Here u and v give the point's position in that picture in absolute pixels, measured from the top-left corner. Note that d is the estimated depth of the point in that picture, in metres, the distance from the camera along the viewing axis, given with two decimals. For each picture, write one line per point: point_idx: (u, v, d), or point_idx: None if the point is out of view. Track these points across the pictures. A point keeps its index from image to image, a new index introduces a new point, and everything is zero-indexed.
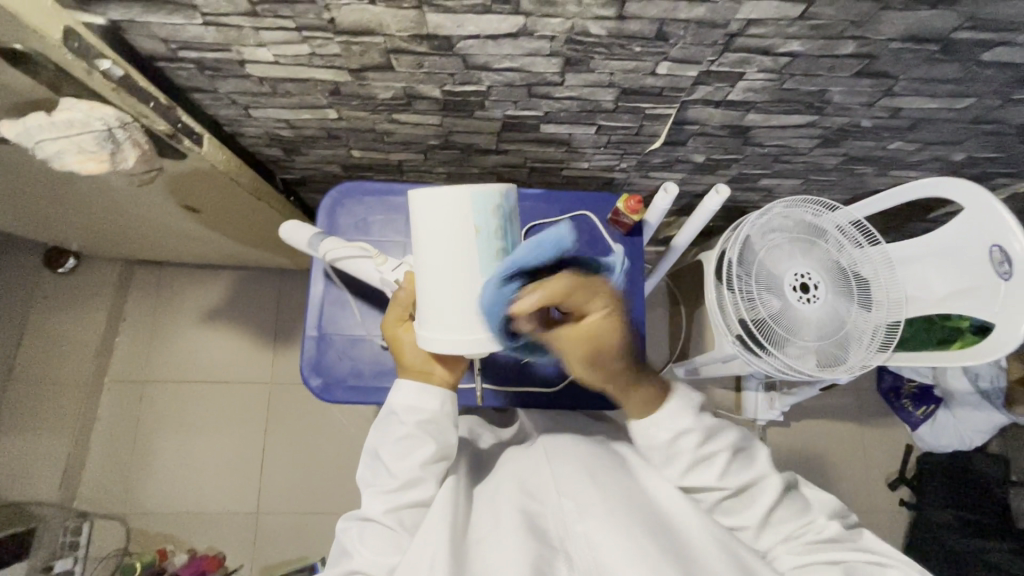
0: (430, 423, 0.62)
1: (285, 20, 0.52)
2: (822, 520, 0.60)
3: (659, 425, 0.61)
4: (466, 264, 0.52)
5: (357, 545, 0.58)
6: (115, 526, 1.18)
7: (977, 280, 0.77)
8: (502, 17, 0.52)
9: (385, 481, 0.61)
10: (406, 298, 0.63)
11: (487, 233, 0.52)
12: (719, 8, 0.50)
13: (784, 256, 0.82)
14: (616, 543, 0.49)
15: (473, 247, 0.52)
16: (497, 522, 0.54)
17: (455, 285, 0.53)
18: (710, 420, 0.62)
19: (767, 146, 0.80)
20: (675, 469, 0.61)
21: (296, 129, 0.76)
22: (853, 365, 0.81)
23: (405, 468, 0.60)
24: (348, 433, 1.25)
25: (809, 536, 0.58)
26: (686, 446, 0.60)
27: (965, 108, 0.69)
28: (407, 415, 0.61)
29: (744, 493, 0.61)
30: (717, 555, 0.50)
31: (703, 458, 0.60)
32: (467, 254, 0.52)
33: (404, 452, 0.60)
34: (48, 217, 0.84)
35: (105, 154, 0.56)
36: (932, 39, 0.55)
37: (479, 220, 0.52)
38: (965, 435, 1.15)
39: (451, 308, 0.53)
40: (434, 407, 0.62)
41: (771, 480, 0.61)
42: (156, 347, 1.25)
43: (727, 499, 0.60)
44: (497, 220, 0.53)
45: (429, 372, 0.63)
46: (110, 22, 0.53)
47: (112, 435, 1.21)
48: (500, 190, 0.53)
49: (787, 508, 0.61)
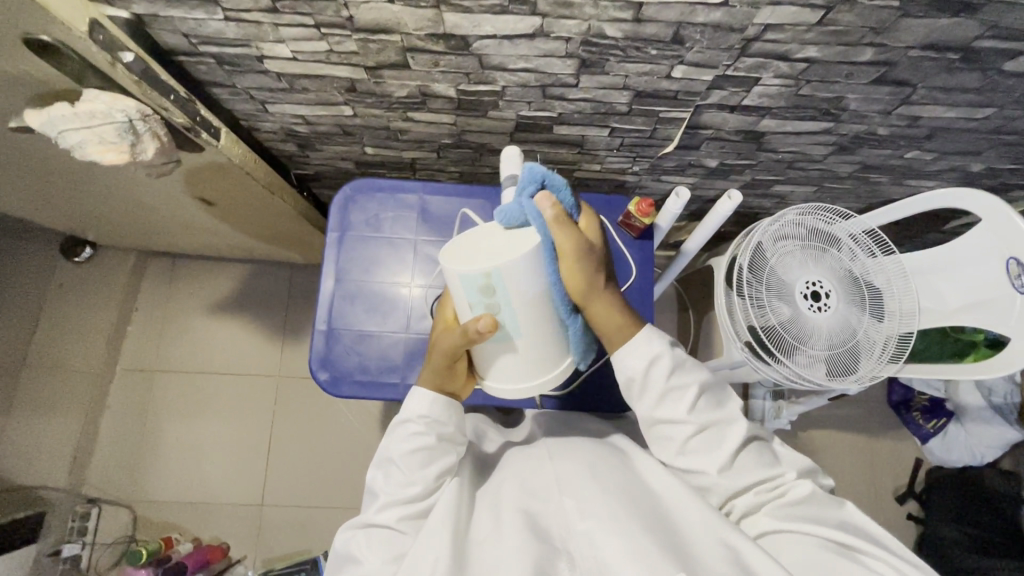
0: (450, 434, 0.61)
1: (305, 17, 0.53)
2: (791, 476, 0.59)
3: (635, 353, 0.59)
4: (537, 324, 0.59)
5: (364, 552, 0.56)
6: (123, 514, 1.19)
7: (992, 293, 0.76)
8: (519, 18, 0.52)
9: (398, 488, 0.59)
10: (472, 338, 0.56)
11: (478, 310, 0.56)
12: (737, 13, 0.50)
13: (795, 264, 0.81)
14: (619, 537, 0.49)
15: (531, 309, 0.57)
16: (498, 522, 0.54)
17: (532, 339, 0.59)
18: (680, 354, 0.60)
19: (781, 152, 0.79)
20: (647, 398, 0.59)
21: (312, 126, 0.77)
22: (863, 376, 0.80)
23: (423, 478, 0.59)
24: (354, 430, 1.25)
25: (778, 495, 0.57)
26: (656, 378, 0.59)
27: (984, 118, 0.68)
28: (426, 425, 0.60)
29: (710, 434, 0.59)
30: (715, 550, 0.50)
31: (673, 391, 0.59)
32: (541, 310, 0.58)
33: (421, 462, 0.59)
34: (68, 206, 0.86)
35: (125, 145, 0.57)
36: (952, 48, 0.55)
37: (473, 298, 0.56)
38: (976, 450, 1.13)
39: (529, 364, 0.61)
40: (455, 424, 0.62)
41: (737, 424, 0.60)
42: (169, 336, 1.27)
43: (693, 440, 0.58)
44: (487, 297, 0.55)
45: (457, 393, 0.63)
46: (134, 16, 0.54)
47: (120, 423, 1.23)
48: (486, 273, 0.54)
49: (756, 455, 0.59)
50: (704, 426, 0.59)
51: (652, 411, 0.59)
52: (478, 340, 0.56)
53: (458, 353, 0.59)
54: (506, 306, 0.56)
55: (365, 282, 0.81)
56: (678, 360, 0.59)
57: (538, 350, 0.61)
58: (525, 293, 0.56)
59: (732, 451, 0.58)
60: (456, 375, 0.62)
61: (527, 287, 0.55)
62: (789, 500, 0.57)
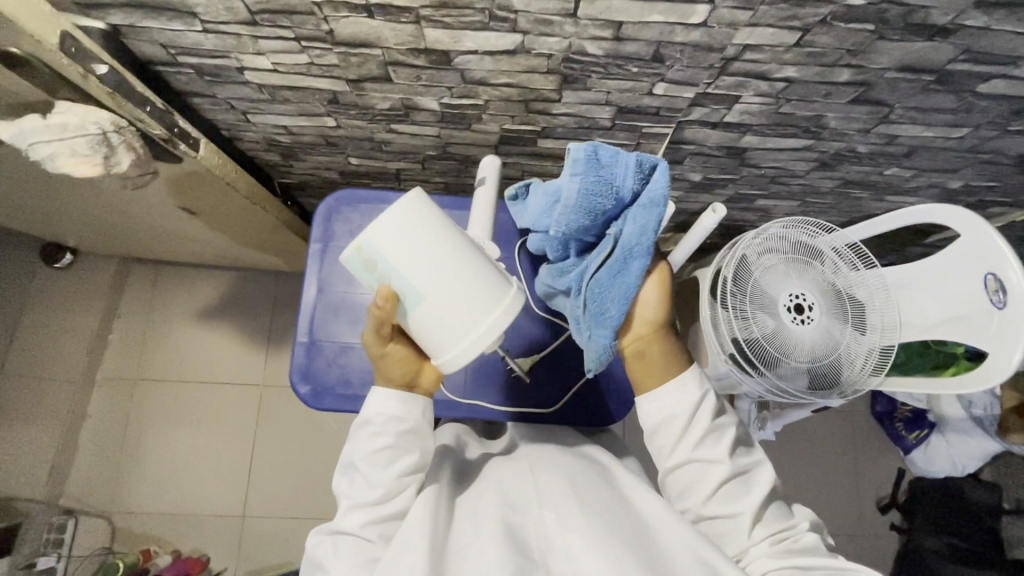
0: (415, 431, 0.60)
1: (283, 30, 0.53)
2: (804, 524, 0.58)
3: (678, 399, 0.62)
4: (432, 268, 0.53)
5: (331, 560, 0.55)
6: (100, 526, 1.16)
7: (969, 307, 0.77)
8: (500, 34, 0.52)
9: (364, 491, 0.58)
10: (382, 317, 0.56)
11: (374, 286, 0.55)
12: (715, 33, 0.50)
13: (779, 278, 0.81)
14: (598, 556, 0.48)
15: (423, 267, 0.53)
16: (478, 531, 0.53)
17: (443, 286, 0.53)
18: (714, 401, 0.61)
19: (764, 167, 0.80)
20: (687, 442, 0.59)
21: (294, 136, 0.76)
22: (846, 388, 0.82)
23: (383, 478, 0.58)
24: (339, 439, 1.24)
25: (788, 542, 0.56)
26: (702, 417, 0.60)
27: (961, 137, 0.69)
28: (385, 424, 0.59)
29: (738, 480, 0.59)
30: (691, 564, 0.49)
31: (710, 433, 0.60)
32: (432, 251, 0.53)
33: (384, 462, 0.58)
34: (45, 213, 0.84)
35: (99, 158, 0.56)
36: (928, 70, 0.55)
37: (367, 279, 0.55)
38: (958, 460, 1.14)
39: (456, 319, 0.54)
40: (417, 414, 0.60)
41: (764, 467, 0.61)
42: (150, 345, 1.25)
43: (728, 481, 0.59)
44: (375, 272, 0.53)
45: (412, 382, 0.61)
46: (110, 26, 0.53)
47: (98, 434, 1.20)
48: (356, 249, 0.52)
49: (775, 509, 0.59)
50: (739, 469, 0.59)
51: (693, 450, 0.59)
52: (389, 315, 0.56)
53: (385, 336, 0.60)
54: (397, 268, 0.53)
55: (348, 294, 0.80)
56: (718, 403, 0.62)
57: (457, 306, 0.54)
58: (404, 245, 0.52)
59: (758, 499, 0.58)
60: (401, 361, 0.61)
61: (404, 239, 0.52)
62: (800, 547, 0.55)
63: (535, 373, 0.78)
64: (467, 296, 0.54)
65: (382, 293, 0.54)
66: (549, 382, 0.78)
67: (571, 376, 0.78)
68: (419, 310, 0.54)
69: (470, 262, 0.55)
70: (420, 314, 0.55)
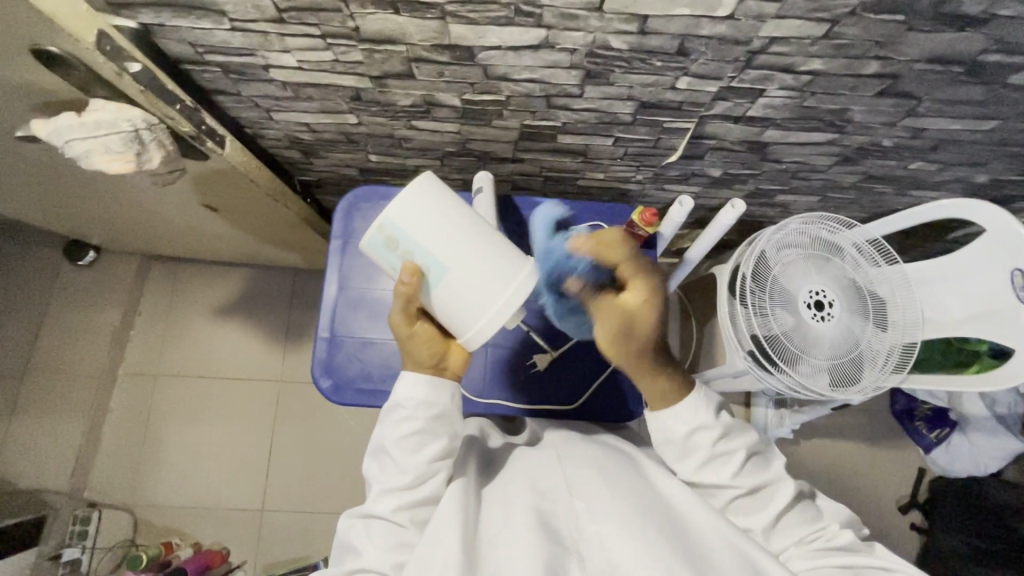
0: (448, 419, 0.61)
1: (310, 28, 0.53)
2: (835, 526, 0.57)
3: (682, 417, 0.61)
4: (452, 242, 0.56)
5: (363, 542, 0.56)
6: (123, 518, 1.19)
7: (997, 303, 0.76)
8: (524, 30, 0.52)
9: (394, 477, 0.59)
10: (408, 294, 0.57)
11: (396, 263, 0.57)
12: (742, 26, 0.50)
13: (799, 273, 0.81)
14: (630, 539, 0.49)
15: (445, 241, 0.56)
16: (508, 518, 0.53)
17: (466, 255, 0.56)
18: (727, 419, 0.62)
19: (785, 162, 0.79)
20: (688, 465, 0.61)
21: (316, 133, 0.77)
22: (866, 386, 0.79)
23: (415, 464, 0.58)
24: (356, 435, 1.25)
25: (821, 540, 0.56)
26: (702, 442, 0.60)
27: (989, 130, 0.68)
28: (416, 408, 0.59)
29: (759, 494, 0.60)
30: (725, 552, 0.50)
31: (719, 455, 0.60)
32: (451, 227, 0.56)
33: (413, 448, 0.59)
34: (72, 211, 0.86)
35: (131, 155, 0.57)
36: (957, 62, 0.55)
37: (389, 258, 0.57)
38: (980, 461, 1.13)
39: (477, 291, 0.56)
40: (446, 399, 0.61)
41: (783, 482, 0.60)
42: (170, 341, 1.26)
43: (742, 497, 0.59)
44: (397, 250, 0.56)
45: (440, 365, 0.62)
46: (141, 25, 0.54)
47: (121, 427, 1.22)
48: (379, 227, 0.55)
49: (801, 513, 0.59)
50: (751, 487, 0.59)
51: (695, 473, 0.61)
52: (415, 293, 0.57)
53: (412, 316, 0.60)
54: (418, 244, 0.55)
55: (368, 289, 0.81)
56: (725, 428, 0.61)
57: (477, 278, 0.56)
58: (425, 221, 0.55)
59: (779, 509, 0.58)
60: (428, 343, 0.61)
61: (424, 216, 0.55)
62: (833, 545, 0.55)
63: (556, 369, 0.78)
64: (488, 263, 0.57)
65: (407, 270, 0.56)
66: (569, 380, 0.78)
67: (594, 374, 0.78)
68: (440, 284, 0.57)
69: (485, 228, 0.58)
70: (442, 289, 0.57)
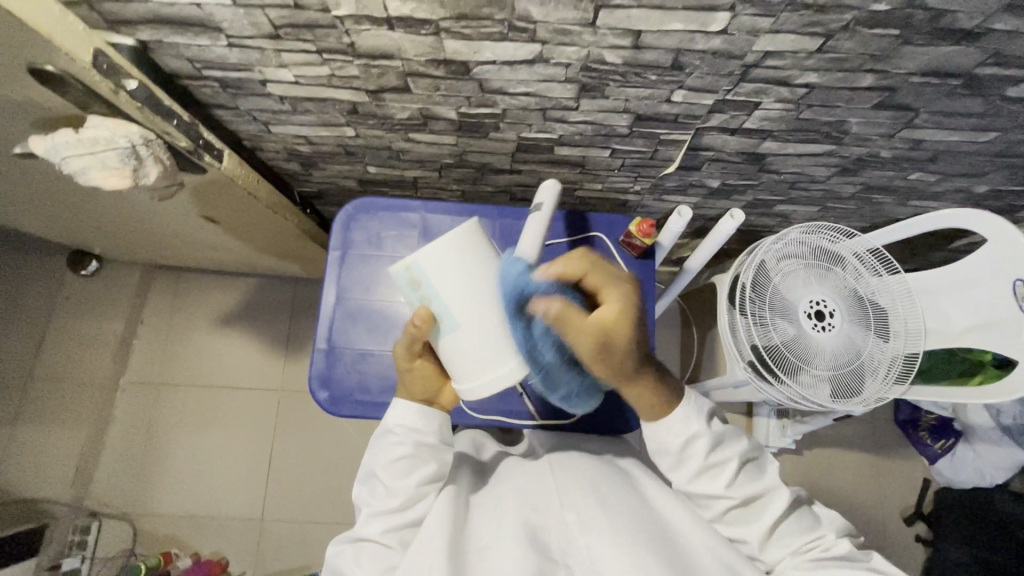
0: (434, 444, 0.60)
1: (306, 44, 0.54)
2: (831, 535, 0.55)
3: (670, 429, 0.56)
4: (472, 303, 0.54)
5: (352, 568, 0.55)
6: (122, 528, 1.19)
7: (998, 315, 0.75)
8: (519, 45, 0.52)
9: (383, 501, 0.58)
10: (415, 334, 0.56)
11: (413, 302, 0.56)
12: (736, 40, 0.50)
13: (799, 284, 0.80)
14: (621, 553, 0.49)
15: (467, 301, 0.54)
16: (500, 532, 0.53)
17: (480, 319, 0.54)
18: (718, 427, 0.57)
19: (784, 173, 0.79)
20: (681, 474, 0.57)
21: (314, 145, 0.77)
22: (868, 398, 0.79)
23: (404, 489, 0.57)
24: (356, 444, 1.25)
25: (816, 551, 0.54)
26: (693, 454, 0.56)
27: (988, 142, 0.68)
28: (405, 434, 0.59)
29: (749, 505, 0.56)
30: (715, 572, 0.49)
31: (710, 466, 0.56)
32: (476, 286, 0.54)
33: (402, 471, 0.58)
34: (73, 223, 0.87)
35: (128, 170, 0.57)
36: (954, 74, 0.54)
37: (408, 294, 0.56)
38: (985, 471, 1.11)
39: (483, 352, 0.55)
40: (434, 428, 0.60)
41: (778, 493, 0.57)
42: (172, 349, 1.27)
43: (734, 509, 0.56)
44: (419, 291, 0.54)
45: (431, 399, 0.62)
46: (138, 42, 0.54)
47: (122, 436, 1.23)
48: (405, 267, 0.53)
49: (795, 522, 0.56)
50: (743, 497, 0.56)
51: (688, 483, 0.57)
52: (422, 335, 0.56)
53: (414, 353, 0.60)
54: (439, 295, 0.54)
55: (366, 300, 0.81)
56: (716, 435, 0.56)
57: (487, 340, 0.55)
58: (450, 275, 0.53)
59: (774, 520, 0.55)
60: (423, 380, 0.61)
61: (451, 271, 0.53)
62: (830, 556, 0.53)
63: None
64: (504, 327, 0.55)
65: (418, 314, 0.55)
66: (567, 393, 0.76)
67: None
68: (449, 336, 0.56)
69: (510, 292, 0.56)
70: (449, 341, 0.56)
